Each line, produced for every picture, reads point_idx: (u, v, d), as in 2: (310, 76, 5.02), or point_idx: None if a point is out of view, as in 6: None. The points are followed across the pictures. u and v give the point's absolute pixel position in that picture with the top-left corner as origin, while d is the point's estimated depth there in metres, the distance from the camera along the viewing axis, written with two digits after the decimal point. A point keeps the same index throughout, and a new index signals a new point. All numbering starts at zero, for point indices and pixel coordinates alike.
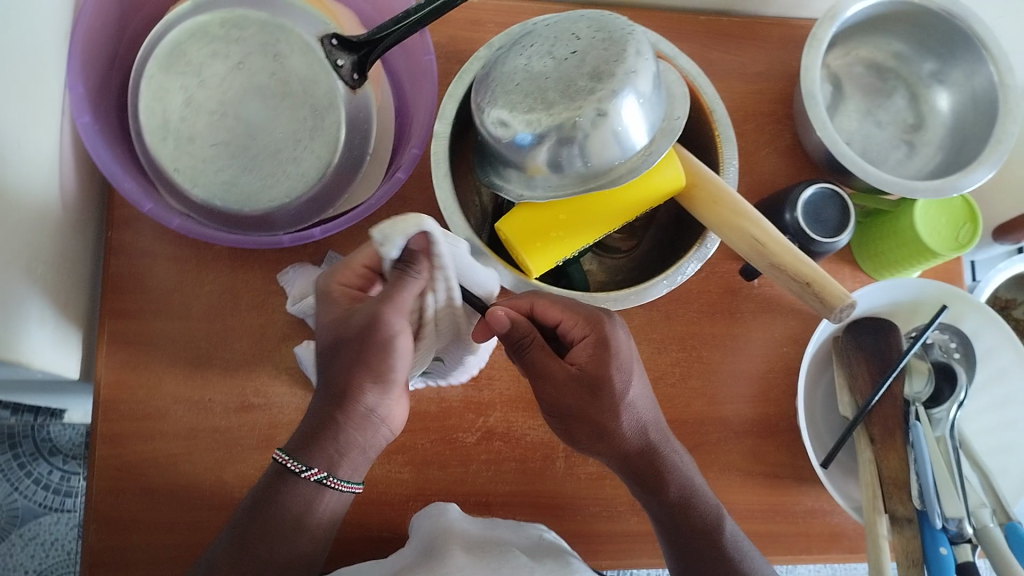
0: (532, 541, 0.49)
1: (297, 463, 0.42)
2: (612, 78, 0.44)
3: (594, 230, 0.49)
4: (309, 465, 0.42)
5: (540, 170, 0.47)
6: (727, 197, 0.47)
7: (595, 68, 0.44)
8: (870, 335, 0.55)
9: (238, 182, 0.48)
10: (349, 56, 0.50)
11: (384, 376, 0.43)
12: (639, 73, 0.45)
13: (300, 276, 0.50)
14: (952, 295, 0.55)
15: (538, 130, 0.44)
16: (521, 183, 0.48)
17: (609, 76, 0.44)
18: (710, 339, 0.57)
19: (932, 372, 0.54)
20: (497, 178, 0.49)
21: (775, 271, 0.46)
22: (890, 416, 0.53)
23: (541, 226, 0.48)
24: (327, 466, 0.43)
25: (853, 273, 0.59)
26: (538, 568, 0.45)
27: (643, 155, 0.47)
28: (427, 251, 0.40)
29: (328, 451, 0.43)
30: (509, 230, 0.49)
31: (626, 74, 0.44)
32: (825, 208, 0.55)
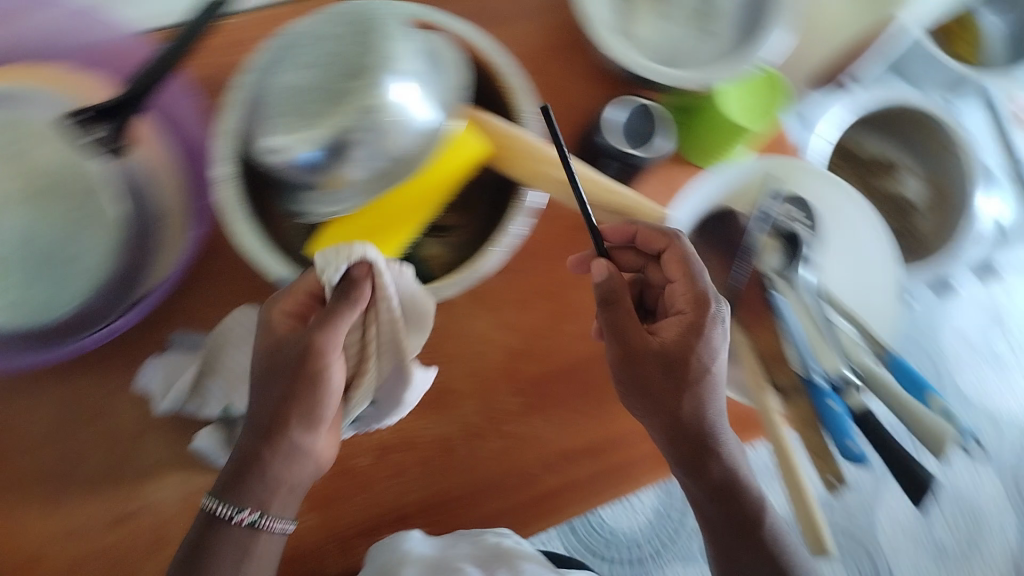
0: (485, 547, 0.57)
1: (224, 507, 0.43)
2: (371, 71, 0.43)
3: (408, 223, 0.47)
4: (240, 509, 0.43)
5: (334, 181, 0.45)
6: (524, 147, 0.46)
7: (353, 66, 0.43)
8: (713, 226, 0.55)
9: (32, 294, 0.47)
10: (107, 126, 0.46)
11: (311, 416, 0.44)
12: (397, 57, 0.44)
13: (158, 369, 0.49)
14: (778, 164, 0.55)
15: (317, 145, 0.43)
16: (320, 200, 0.47)
17: (369, 69, 0.43)
18: (565, 282, 0.57)
19: (779, 242, 0.56)
20: (296, 203, 0.47)
21: (594, 207, 0.48)
22: (752, 297, 0.54)
23: (351, 236, 0.46)
24: (257, 506, 0.43)
25: (684, 169, 0.58)
26: None
27: (430, 133, 0.47)
28: (369, 272, 0.44)
29: (256, 492, 0.43)
30: (321, 251, 0.46)
31: (384, 63, 0.43)
32: (636, 122, 0.55)
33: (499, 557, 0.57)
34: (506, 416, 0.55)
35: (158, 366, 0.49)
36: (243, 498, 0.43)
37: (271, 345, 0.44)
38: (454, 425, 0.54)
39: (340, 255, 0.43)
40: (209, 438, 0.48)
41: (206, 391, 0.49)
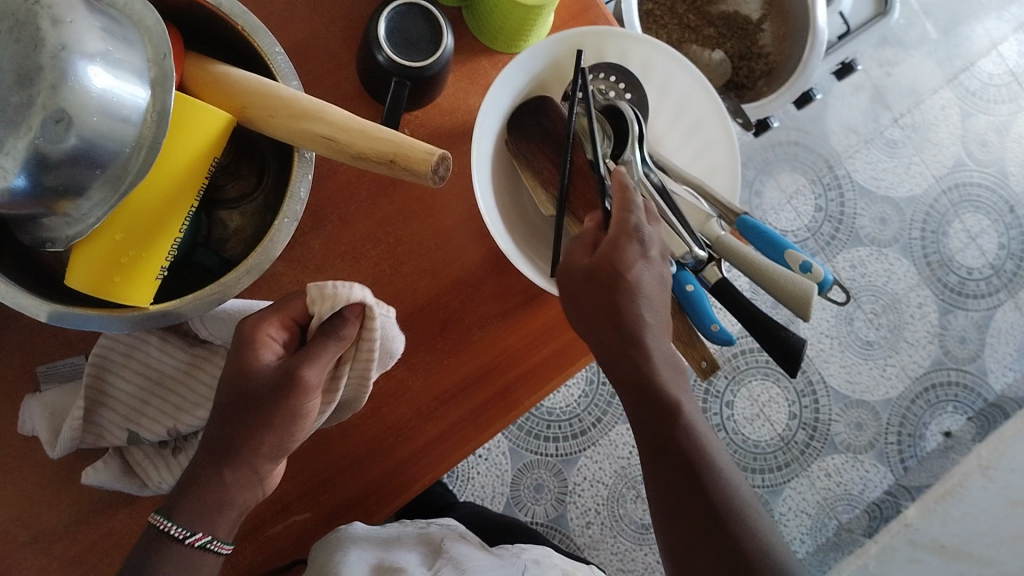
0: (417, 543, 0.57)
1: (177, 528, 0.40)
2: (42, 71, 0.35)
3: (173, 221, 0.41)
4: (191, 529, 0.41)
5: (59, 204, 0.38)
6: (274, 102, 0.40)
7: (21, 71, 0.34)
8: (530, 121, 0.50)
9: None
10: None
11: (280, 444, 0.42)
12: (72, 43, 0.35)
13: (36, 411, 0.45)
14: (580, 36, 0.49)
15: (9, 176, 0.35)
16: (55, 225, 0.39)
17: (39, 71, 0.35)
18: (396, 216, 0.52)
19: (604, 123, 0.49)
20: (30, 233, 0.40)
21: (358, 161, 0.40)
22: (587, 191, 0.49)
23: (108, 254, 0.40)
24: (209, 529, 0.41)
25: (493, 61, 0.53)
26: None
27: (154, 122, 0.39)
28: (359, 313, 0.42)
29: (210, 516, 0.41)
30: (81, 281, 0.40)
31: (57, 55, 0.35)
32: (412, 25, 0.48)
33: (448, 560, 0.58)
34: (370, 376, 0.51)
35: (36, 408, 0.45)
36: (185, 513, 0.41)
37: (243, 372, 0.41)
38: None
39: (332, 298, 0.40)
40: (100, 473, 0.45)
41: (98, 425, 0.45)
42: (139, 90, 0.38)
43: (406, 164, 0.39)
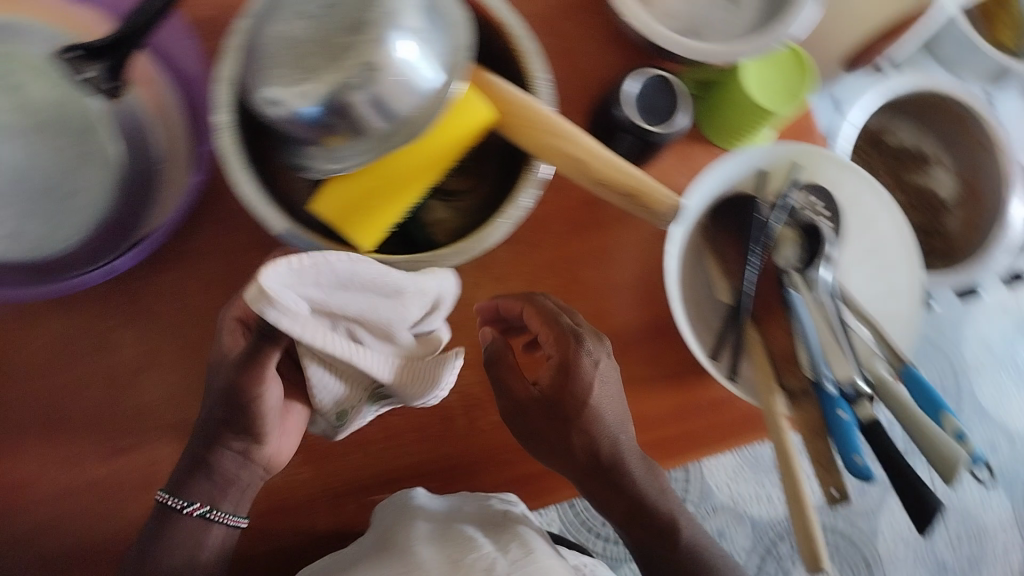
0: (485, 509, 0.59)
1: (178, 500, 0.48)
2: (370, 26, 0.40)
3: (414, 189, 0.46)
4: (191, 500, 0.48)
5: (336, 138, 0.43)
6: (537, 115, 0.44)
7: (354, 20, 0.40)
8: (732, 214, 0.53)
9: (26, 231, 0.44)
10: (98, 65, 0.42)
11: (245, 431, 0.48)
12: (402, 11, 0.41)
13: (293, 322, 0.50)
14: (802, 153, 0.53)
15: (312, 100, 0.41)
16: (323, 157, 0.45)
17: (368, 24, 0.40)
18: (580, 256, 0.56)
19: (801, 237, 0.52)
20: (299, 158, 0.46)
21: (599, 186, 0.44)
22: (769, 295, 0.52)
23: (354, 199, 0.46)
24: (209, 500, 0.48)
25: (706, 151, 0.56)
26: (500, 558, 0.53)
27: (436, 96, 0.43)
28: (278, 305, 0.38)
29: (217, 488, 0.48)
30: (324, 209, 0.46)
31: (386, 17, 0.40)
32: (654, 93, 0.52)
33: (515, 535, 0.56)
34: None
35: None
36: (189, 492, 0.48)
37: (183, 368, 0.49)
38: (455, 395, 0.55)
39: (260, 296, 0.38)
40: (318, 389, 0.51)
41: None
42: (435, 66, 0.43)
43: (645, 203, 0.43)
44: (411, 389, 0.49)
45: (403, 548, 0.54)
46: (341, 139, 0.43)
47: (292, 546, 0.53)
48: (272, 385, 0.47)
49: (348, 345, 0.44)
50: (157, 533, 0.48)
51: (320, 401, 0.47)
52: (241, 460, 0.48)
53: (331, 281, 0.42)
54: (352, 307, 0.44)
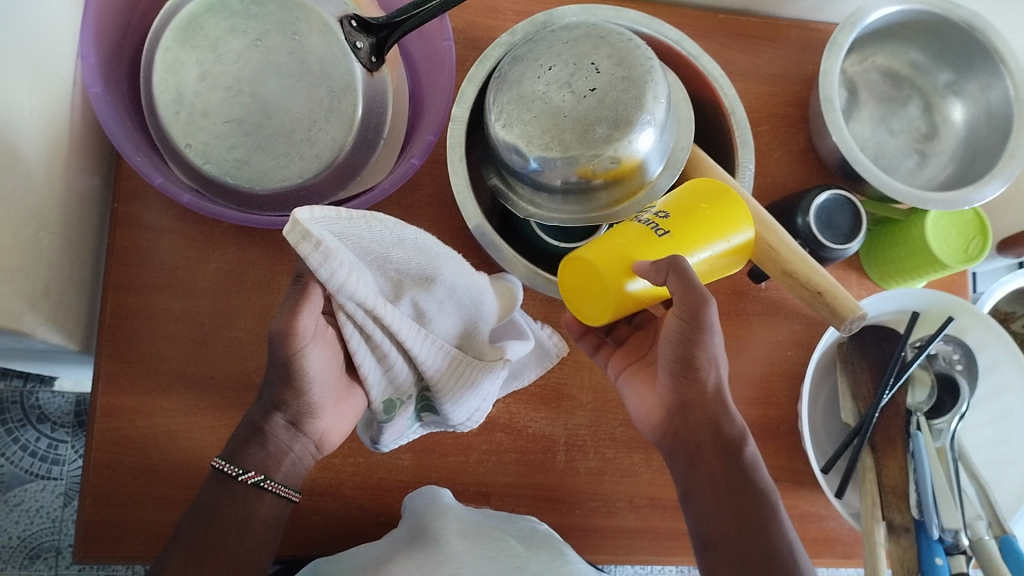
0: (526, 529, 0.49)
1: (233, 467, 0.42)
2: (630, 126, 0.44)
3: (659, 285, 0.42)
4: (245, 468, 0.42)
5: (544, 189, 0.47)
6: (743, 198, 0.47)
7: (616, 114, 0.44)
8: (875, 342, 0.55)
9: (251, 161, 0.48)
10: (367, 39, 0.49)
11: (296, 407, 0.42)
12: (652, 118, 0.45)
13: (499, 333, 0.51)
14: (958, 306, 0.55)
15: (551, 163, 0.45)
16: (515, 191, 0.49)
17: (627, 123, 0.44)
18: None
19: (935, 383, 0.54)
20: (495, 178, 0.50)
21: (786, 278, 0.45)
22: (893, 426, 0.52)
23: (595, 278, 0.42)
24: (263, 469, 0.42)
25: (860, 280, 0.60)
26: (534, 560, 0.44)
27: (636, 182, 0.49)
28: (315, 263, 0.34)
29: (262, 456, 0.42)
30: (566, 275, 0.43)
31: (644, 123, 0.45)
32: (839, 214, 0.54)
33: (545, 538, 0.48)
34: (612, 442, 0.55)
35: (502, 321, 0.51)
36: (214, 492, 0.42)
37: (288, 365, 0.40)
38: (562, 430, 0.54)
39: (297, 233, 0.33)
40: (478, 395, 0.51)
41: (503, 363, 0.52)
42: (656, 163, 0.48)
43: (828, 311, 0.44)
44: (451, 389, 0.46)
45: (432, 539, 0.44)
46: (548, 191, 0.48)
47: (358, 532, 0.51)
48: (311, 347, 0.40)
49: (409, 325, 0.41)
50: (208, 501, 0.42)
51: (361, 369, 0.42)
52: (292, 432, 0.43)
53: (382, 259, 0.39)
54: (428, 290, 0.42)
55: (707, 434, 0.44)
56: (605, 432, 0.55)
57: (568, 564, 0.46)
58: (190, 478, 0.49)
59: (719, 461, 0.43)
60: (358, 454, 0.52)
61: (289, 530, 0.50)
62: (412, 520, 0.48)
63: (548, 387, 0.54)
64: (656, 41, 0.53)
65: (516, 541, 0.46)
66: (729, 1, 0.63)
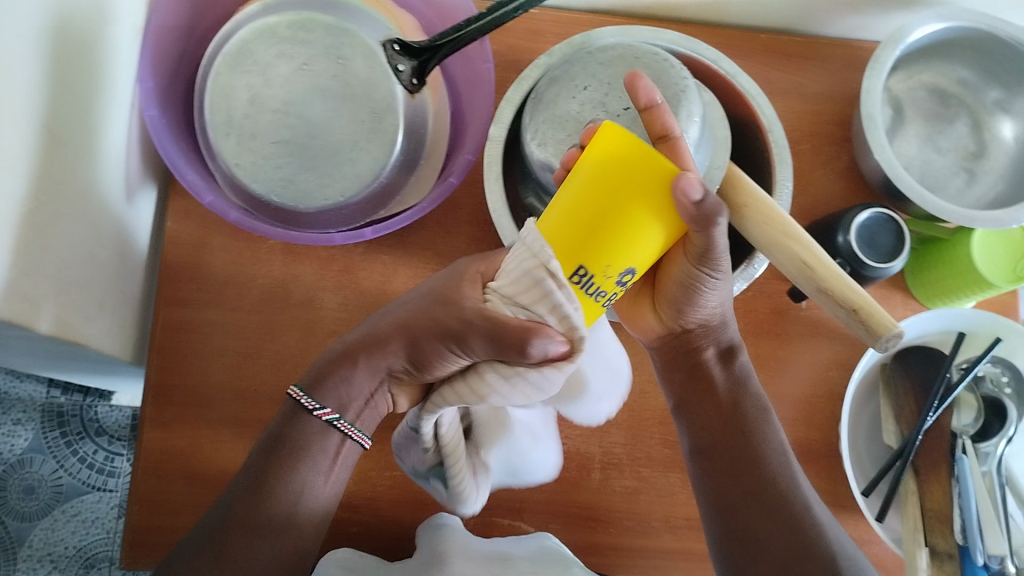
0: (535, 548, 0.49)
1: (309, 400, 0.45)
2: None
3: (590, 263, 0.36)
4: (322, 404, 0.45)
5: None
6: (777, 214, 0.46)
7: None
8: (920, 363, 0.54)
9: (296, 180, 0.50)
10: (409, 62, 0.50)
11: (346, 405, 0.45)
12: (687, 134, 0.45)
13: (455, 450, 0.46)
14: (1005, 327, 0.53)
15: None
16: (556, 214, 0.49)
17: None
18: (755, 358, 0.56)
19: (983, 407, 0.53)
20: (534, 198, 0.51)
21: (820, 295, 0.45)
22: (937, 449, 0.51)
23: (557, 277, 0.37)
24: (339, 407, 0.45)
25: (905, 300, 0.59)
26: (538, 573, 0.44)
27: None
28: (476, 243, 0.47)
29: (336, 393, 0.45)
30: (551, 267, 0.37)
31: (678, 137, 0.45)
32: (881, 233, 0.54)
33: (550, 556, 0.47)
34: (648, 461, 0.54)
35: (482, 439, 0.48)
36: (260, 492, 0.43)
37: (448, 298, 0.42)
38: (598, 447, 0.54)
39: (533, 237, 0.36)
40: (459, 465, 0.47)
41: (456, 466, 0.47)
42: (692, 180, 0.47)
43: (864, 327, 0.44)
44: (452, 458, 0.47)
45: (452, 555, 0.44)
46: None
47: (388, 548, 0.52)
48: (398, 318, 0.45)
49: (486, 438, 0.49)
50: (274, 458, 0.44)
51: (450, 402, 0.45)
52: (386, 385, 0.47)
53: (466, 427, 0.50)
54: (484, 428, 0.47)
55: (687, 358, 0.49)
56: (641, 451, 0.54)
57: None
58: None
59: (720, 368, 0.48)
60: (396, 467, 0.53)
61: (333, 542, 0.51)
62: (421, 549, 0.48)
63: None
64: (693, 60, 0.54)
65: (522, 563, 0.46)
66: (770, 22, 0.63)
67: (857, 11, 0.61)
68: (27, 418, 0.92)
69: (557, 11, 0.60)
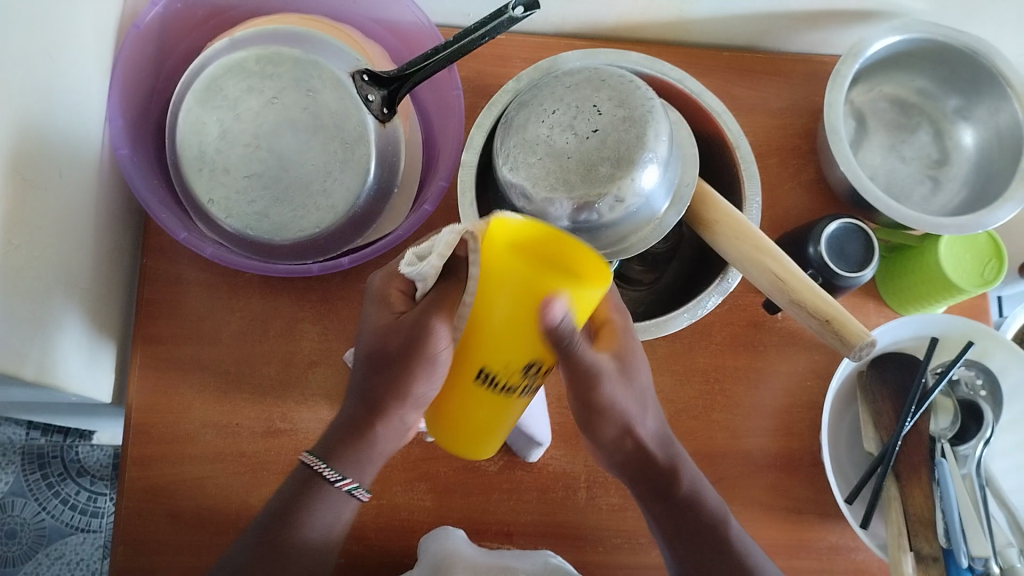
0: (538, 563, 0.49)
1: (331, 471, 0.42)
2: (633, 165, 0.45)
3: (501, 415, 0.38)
4: (344, 475, 0.42)
5: None
6: (750, 230, 0.47)
7: (619, 154, 0.46)
8: (895, 368, 0.55)
9: (270, 213, 0.50)
10: (379, 91, 0.51)
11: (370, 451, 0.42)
12: (656, 154, 0.46)
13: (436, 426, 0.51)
14: (977, 331, 0.54)
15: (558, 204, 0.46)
16: None
17: (630, 162, 0.46)
18: (734, 371, 0.57)
19: (958, 410, 0.54)
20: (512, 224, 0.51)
21: (794, 308, 0.46)
22: (916, 453, 0.52)
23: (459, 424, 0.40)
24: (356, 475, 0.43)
25: (879, 308, 0.60)
26: None
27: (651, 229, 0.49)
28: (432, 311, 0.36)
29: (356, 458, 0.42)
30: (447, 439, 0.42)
31: (646, 159, 0.46)
32: (850, 243, 0.55)
33: None
34: None
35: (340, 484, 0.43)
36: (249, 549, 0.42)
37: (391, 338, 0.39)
38: (583, 467, 0.54)
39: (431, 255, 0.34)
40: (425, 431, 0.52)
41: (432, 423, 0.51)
42: (664, 200, 0.48)
43: (838, 338, 0.45)
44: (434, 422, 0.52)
45: None
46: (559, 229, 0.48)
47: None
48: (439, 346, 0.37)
49: None
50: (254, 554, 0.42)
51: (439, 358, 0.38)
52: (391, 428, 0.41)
53: None
54: None
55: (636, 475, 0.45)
56: None
57: None
58: (220, 524, 0.50)
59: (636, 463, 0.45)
60: (382, 495, 0.52)
61: None
62: (424, 563, 0.49)
63: (566, 425, 0.55)
64: (658, 81, 0.55)
65: None
66: (734, 40, 0.64)
67: (816, 27, 0.63)
68: (7, 460, 0.91)
69: (523, 36, 0.61)
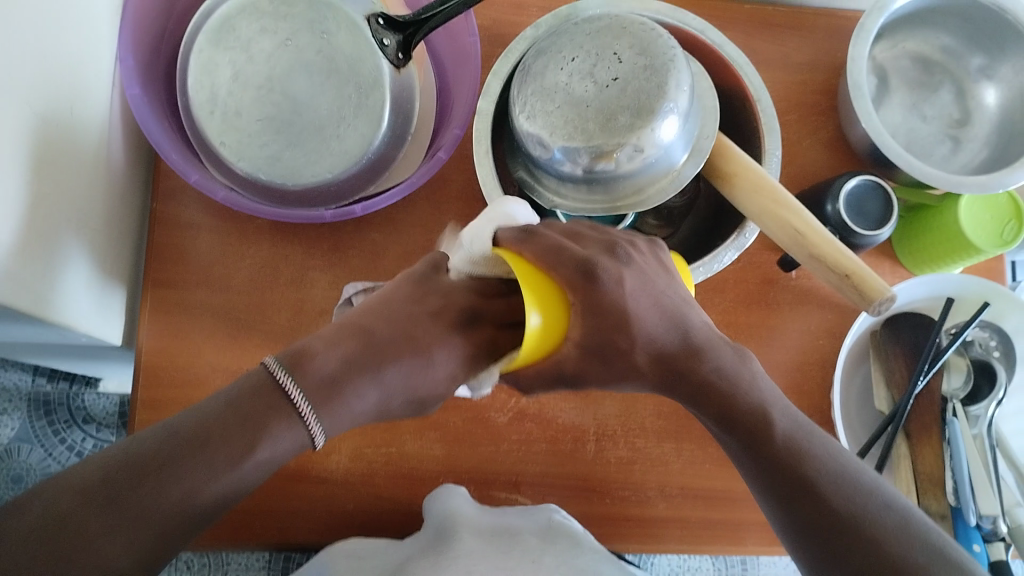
0: (542, 521, 0.49)
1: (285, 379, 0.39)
2: (653, 114, 0.45)
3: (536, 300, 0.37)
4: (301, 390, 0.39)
5: (571, 179, 0.48)
6: (769, 184, 0.47)
7: (639, 103, 0.45)
8: (909, 328, 0.54)
9: (283, 157, 0.49)
10: (395, 36, 0.50)
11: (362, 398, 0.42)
12: (677, 103, 0.45)
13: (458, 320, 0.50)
14: (993, 292, 0.53)
15: (574, 153, 0.46)
16: (555, 188, 0.49)
17: (650, 112, 0.45)
18: (746, 328, 0.56)
19: (971, 369, 0.54)
20: (528, 174, 0.50)
21: (813, 262, 0.46)
22: (927, 413, 0.52)
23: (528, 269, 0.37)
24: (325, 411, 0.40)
25: (893, 268, 0.59)
26: (548, 554, 0.45)
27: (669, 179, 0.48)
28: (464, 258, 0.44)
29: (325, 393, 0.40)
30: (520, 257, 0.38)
31: (667, 108, 0.45)
32: (868, 200, 0.54)
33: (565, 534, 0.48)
34: (642, 432, 0.54)
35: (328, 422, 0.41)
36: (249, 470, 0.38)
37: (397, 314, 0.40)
38: (592, 420, 0.54)
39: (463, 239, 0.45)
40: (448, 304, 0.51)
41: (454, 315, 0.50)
42: (682, 152, 0.48)
43: (857, 291, 0.45)
44: None
45: None
46: (576, 180, 0.48)
47: (388, 522, 0.52)
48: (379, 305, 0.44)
49: None
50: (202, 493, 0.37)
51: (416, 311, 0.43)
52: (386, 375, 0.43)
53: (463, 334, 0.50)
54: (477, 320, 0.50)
55: (656, 373, 0.39)
56: (635, 421, 0.54)
57: (583, 559, 0.46)
58: None
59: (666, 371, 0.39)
60: (391, 444, 0.52)
61: (331, 522, 0.51)
62: (429, 518, 0.49)
63: None
64: (680, 31, 0.53)
65: (532, 534, 0.47)
66: None
67: None
68: (13, 406, 0.91)
69: None
